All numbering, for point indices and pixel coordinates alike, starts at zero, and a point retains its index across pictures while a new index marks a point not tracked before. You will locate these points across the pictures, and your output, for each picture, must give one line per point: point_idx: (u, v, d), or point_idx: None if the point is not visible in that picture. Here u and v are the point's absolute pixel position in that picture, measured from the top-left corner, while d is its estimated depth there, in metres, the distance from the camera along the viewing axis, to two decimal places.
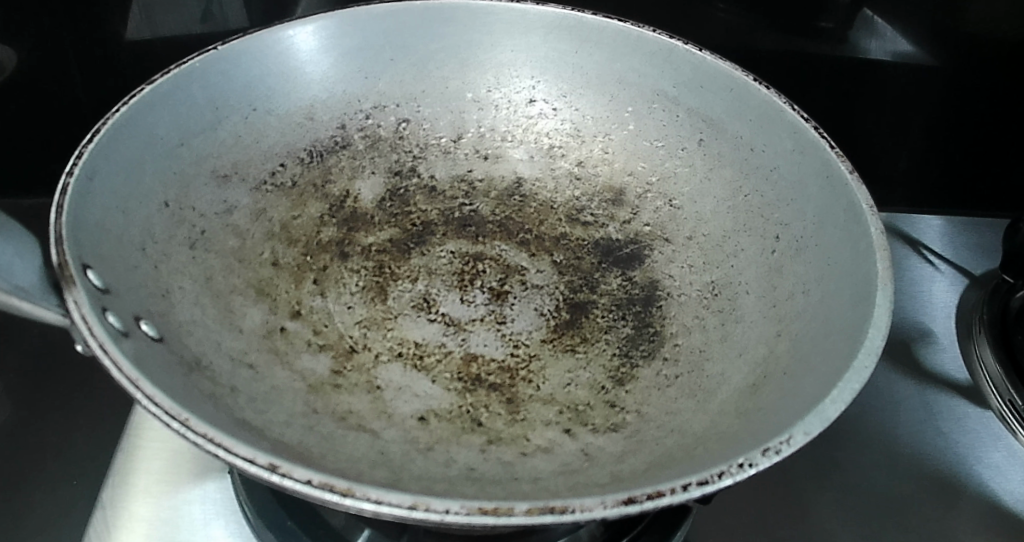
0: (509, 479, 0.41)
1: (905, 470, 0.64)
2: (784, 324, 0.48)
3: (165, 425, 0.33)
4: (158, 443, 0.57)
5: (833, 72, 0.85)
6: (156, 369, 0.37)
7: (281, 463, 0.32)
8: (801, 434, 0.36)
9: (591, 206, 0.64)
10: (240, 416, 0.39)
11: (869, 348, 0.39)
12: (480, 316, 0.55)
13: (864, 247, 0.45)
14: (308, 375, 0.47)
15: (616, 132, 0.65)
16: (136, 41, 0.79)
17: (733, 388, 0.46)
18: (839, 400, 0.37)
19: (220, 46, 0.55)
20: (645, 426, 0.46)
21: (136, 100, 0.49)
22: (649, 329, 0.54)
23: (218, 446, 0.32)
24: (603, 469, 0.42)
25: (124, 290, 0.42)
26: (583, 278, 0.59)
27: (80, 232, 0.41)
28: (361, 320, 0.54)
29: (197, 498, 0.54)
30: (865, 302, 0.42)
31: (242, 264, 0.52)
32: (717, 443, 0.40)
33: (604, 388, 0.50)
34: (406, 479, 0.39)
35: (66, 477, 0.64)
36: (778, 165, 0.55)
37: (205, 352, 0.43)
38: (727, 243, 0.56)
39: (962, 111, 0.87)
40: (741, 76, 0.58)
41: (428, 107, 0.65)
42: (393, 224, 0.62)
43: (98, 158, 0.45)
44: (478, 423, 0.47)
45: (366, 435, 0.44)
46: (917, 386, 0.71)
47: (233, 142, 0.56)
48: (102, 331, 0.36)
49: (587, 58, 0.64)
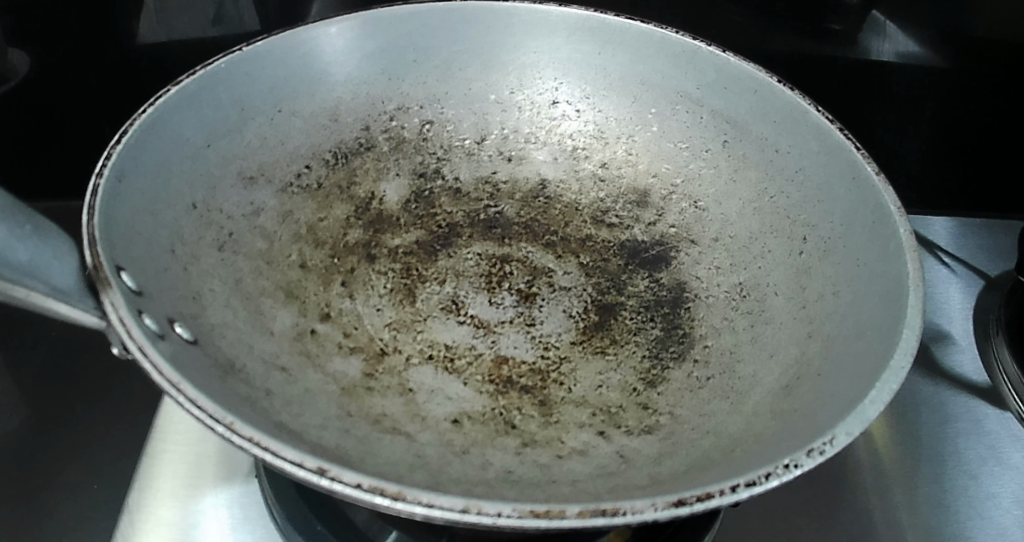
0: (547, 481, 0.40)
1: (928, 472, 0.64)
2: (815, 325, 0.48)
3: (209, 429, 0.32)
4: (182, 447, 0.57)
5: (846, 75, 0.85)
6: (193, 371, 0.37)
7: (329, 467, 0.31)
8: (844, 434, 0.36)
9: (616, 207, 0.64)
10: (277, 419, 0.39)
11: (905, 348, 0.39)
12: (508, 318, 0.55)
13: (894, 248, 0.46)
14: (340, 378, 0.47)
15: (640, 133, 0.65)
16: (152, 44, 0.79)
17: (766, 389, 0.46)
18: (879, 400, 0.37)
19: (244, 47, 0.54)
20: (680, 428, 0.46)
21: (163, 101, 0.49)
22: (678, 330, 0.54)
23: (264, 450, 0.32)
24: (641, 471, 0.41)
25: (156, 292, 0.42)
26: (610, 279, 0.59)
27: (112, 234, 0.41)
28: (390, 323, 0.53)
29: (223, 502, 0.53)
30: (898, 303, 0.42)
31: (271, 266, 0.52)
32: (756, 445, 0.40)
33: (636, 390, 0.50)
34: (446, 482, 0.39)
35: (87, 481, 0.63)
36: (804, 166, 0.55)
37: (238, 355, 0.43)
38: (754, 245, 0.56)
39: (975, 114, 0.88)
40: (766, 78, 0.58)
41: (452, 108, 0.65)
42: (418, 226, 0.61)
43: (126, 159, 0.44)
44: (512, 426, 0.46)
45: (402, 438, 0.43)
46: (936, 386, 0.71)
47: (259, 143, 0.56)
48: (140, 333, 0.36)
49: (610, 59, 0.64)
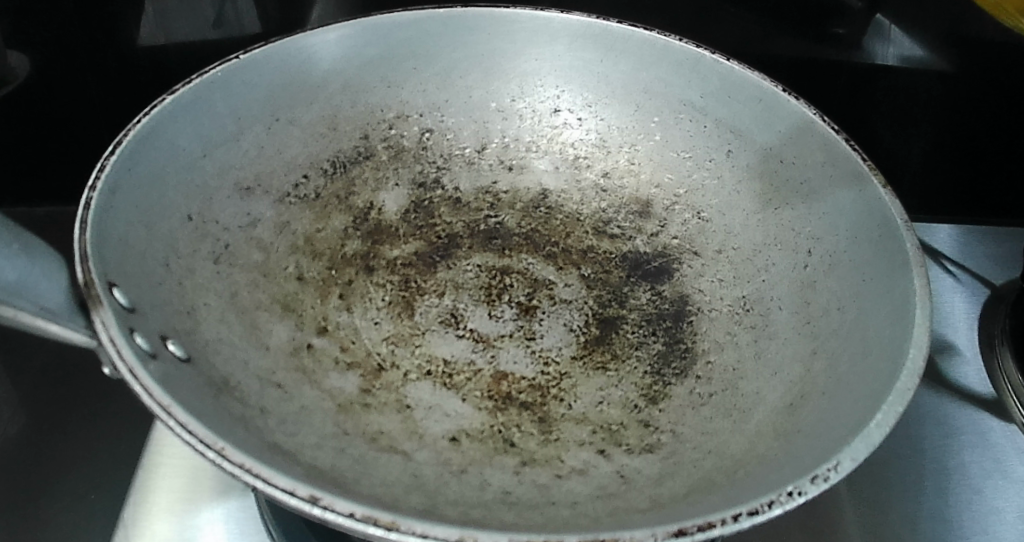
0: (546, 503, 0.39)
1: (932, 485, 0.63)
2: (819, 342, 0.47)
3: (200, 455, 0.32)
4: (179, 460, 0.56)
5: (850, 80, 0.84)
6: (185, 391, 0.36)
7: (322, 495, 0.31)
8: (848, 460, 0.35)
9: (619, 218, 0.63)
10: (271, 439, 0.38)
11: (911, 370, 0.38)
12: (508, 332, 0.55)
13: (900, 264, 0.45)
14: (336, 394, 0.46)
15: (642, 143, 0.64)
16: (151, 48, 0.78)
17: (768, 408, 0.45)
18: (885, 424, 0.36)
19: (241, 55, 0.53)
20: (682, 447, 0.45)
21: (158, 110, 0.48)
22: (680, 345, 0.53)
23: (255, 477, 0.31)
24: (642, 493, 0.41)
25: (149, 309, 0.41)
26: (612, 292, 0.58)
27: (105, 248, 0.40)
28: (388, 337, 0.53)
29: (219, 517, 0.53)
30: (905, 321, 0.42)
31: (267, 279, 0.51)
32: (759, 467, 0.39)
33: (637, 406, 0.49)
34: (443, 504, 0.38)
35: (83, 491, 0.62)
36: (808, 178, 0.55)
37: (233, 372, 0.42)
38: (758, 257, 0.56)
39: (983, 121, 0.86)
40: (770, 87, 0.57)
41: (452, 116, 0.64)
42: (418, 236, 0.61)
43: (120, 170, 0.44)
44: (511, 444, 0.46)
45: (399, 456, 0.42)
46: (940, 397, 0.70)
47: (256, 153, 0.55)
48: (131, 353, 0.35)
49: (612, 67, 0.63)
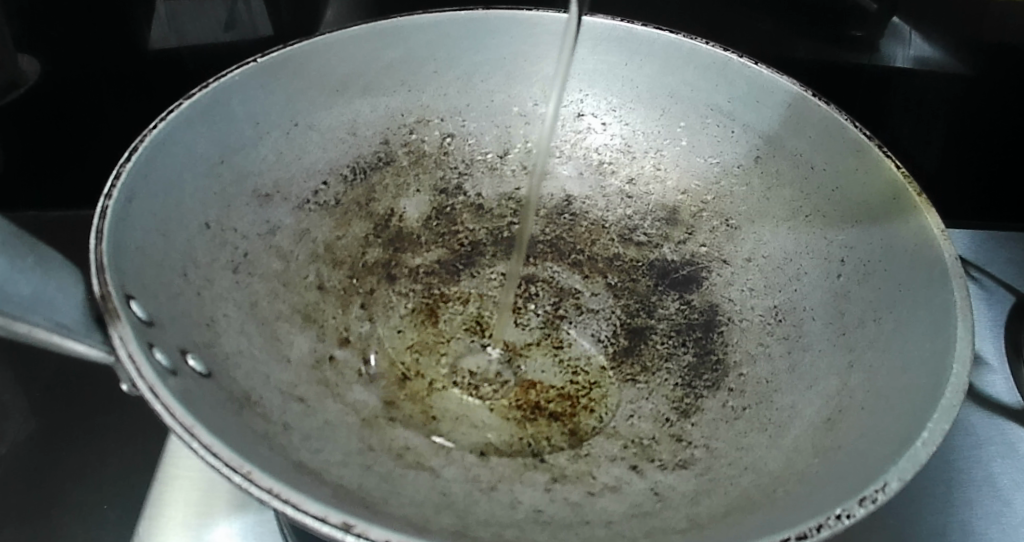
0: (581, 523, 0.37)
1: (962, 496, 0.61)
2: (855, 355, 0.45)
3: (226, 478, 0.30)
4: (194, 472, 0.55)
5: (872, 85, 0.82)
6: (206, 408, 0.35)
7: (355, 522, 0.29)
8: (896, 480, 0.33)
9: (645, 225, 0.62)
10: (294, 457, 0.36)
11: (957, 385, 0.37)
12: (535, 340, 0.58)
13: (938, 275, 0.43)
14: (359, 408, 0.45)
15: (668, 148, 0.63)
16: (163, 50, 0.77)
17: (805, 422, 0.43)
18: (932, 442, 0.35)
19: (258, 59, 0.52)
20: (716, 463, 0.43)
21: (175, 115, 0.47)
22: (710, 357, 0.52)
23: (284, 502, 0.30)
24: (679, 512, 0.38)
25: (168, 322, 0.40)
26: (639, 301, 0.58)
27: (122, 260, 0.39)
28: (411, 345, 0.55)
29: (236, 531, 0.52)
30: (946, 335, 0.40)
31: (287, 288, 0.50)
32: (800, 484, 0.37)
33: (669, 420, 0.48)
34: (475, 525, 0.36)
35: (95, 501, 0.61)
36: (840, 186, 0.53)
37: (254, 387, 0.41)
38: (789, 266, 0.54)
39: (1007, 122, 0.84)
40: (800, 91, 0.56)
41: (474, 121, 0.63)
42: (440, 244, 0.61)
43: (136, 179, 0.42)
44: (541, 460, 0.45)
45: (426, 474, 0.41)
46: (969, 407, 0.69)
47: (274, 158, 0.54)
48: (151, 371, 0.34)
49: (637, 71, 0.62)
